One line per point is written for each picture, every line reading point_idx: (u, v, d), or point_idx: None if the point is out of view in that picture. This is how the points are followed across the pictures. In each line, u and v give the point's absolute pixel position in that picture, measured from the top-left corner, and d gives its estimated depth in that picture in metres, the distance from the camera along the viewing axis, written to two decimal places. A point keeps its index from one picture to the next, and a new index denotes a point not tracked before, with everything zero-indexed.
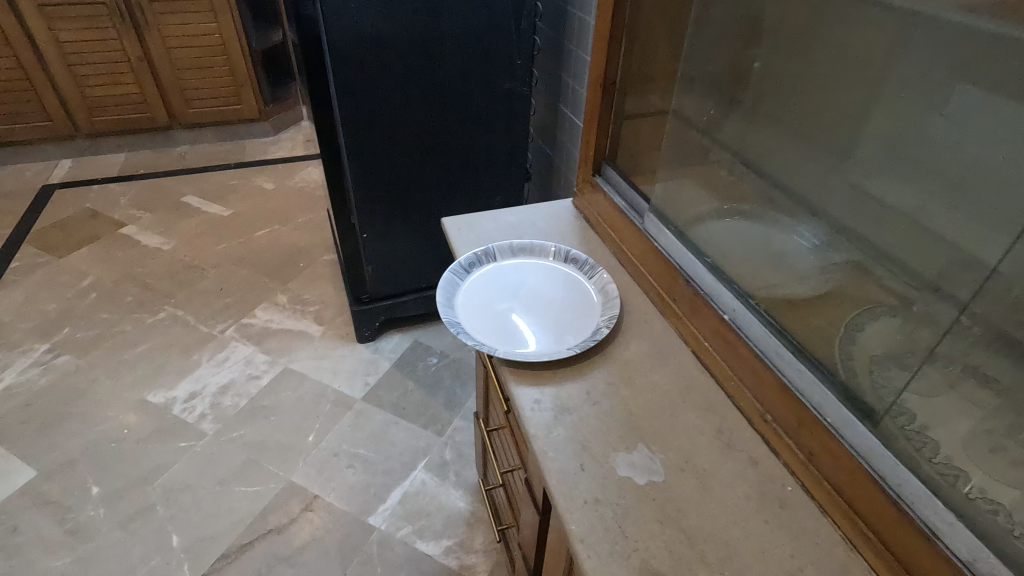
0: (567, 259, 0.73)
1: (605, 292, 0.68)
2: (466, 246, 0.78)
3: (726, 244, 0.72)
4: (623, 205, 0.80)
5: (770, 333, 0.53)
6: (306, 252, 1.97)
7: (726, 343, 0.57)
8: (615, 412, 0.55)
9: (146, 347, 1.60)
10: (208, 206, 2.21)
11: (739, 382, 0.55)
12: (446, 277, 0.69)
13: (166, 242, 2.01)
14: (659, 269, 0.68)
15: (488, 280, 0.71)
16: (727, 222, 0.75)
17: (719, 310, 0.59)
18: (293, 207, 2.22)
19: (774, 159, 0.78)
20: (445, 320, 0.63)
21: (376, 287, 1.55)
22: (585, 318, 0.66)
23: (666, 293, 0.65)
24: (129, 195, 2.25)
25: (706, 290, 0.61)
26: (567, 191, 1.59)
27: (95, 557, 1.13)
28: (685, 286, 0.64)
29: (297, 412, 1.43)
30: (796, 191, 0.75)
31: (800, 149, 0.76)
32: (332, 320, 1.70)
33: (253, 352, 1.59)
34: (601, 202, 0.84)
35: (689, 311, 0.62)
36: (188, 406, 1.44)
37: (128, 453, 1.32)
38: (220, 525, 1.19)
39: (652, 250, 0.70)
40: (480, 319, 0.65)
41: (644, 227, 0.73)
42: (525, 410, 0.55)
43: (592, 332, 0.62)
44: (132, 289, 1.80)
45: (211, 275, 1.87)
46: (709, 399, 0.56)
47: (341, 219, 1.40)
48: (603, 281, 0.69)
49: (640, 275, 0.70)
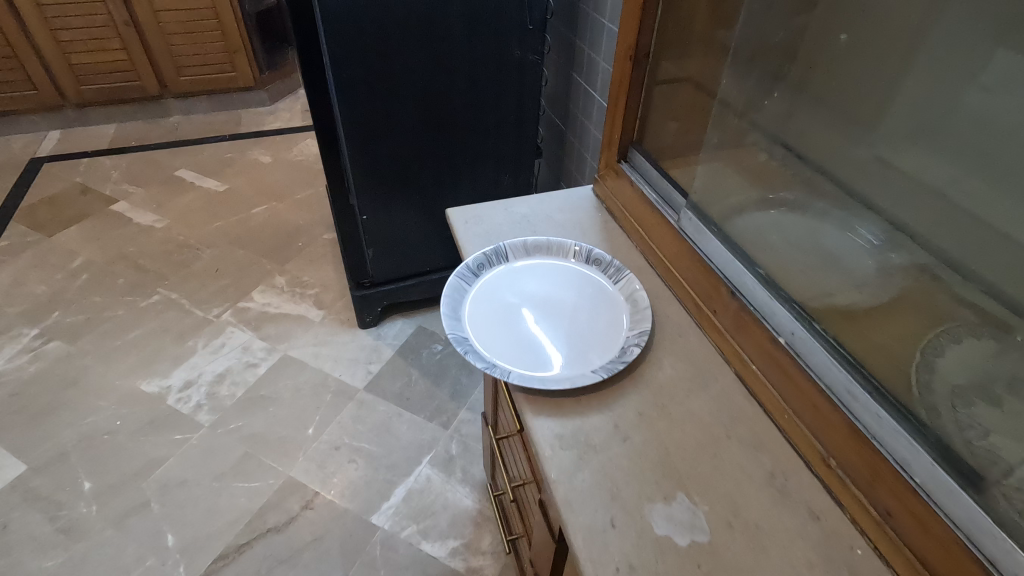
0: (590, 260, 0.64)
1: (633, 301, 0.59)
2: (474, 242, 0.69)
3: (774, 244, 0.63)
4: (653, 196, 0.71)
5: (837, 364, 0.45)
6: (305, 231, 1.88)
7: (781, 371, 0.49)
8: (648, 450, 0.47)
9: (139, 332, 1.53)
10: (203, 181, 2.12)
11: (795, 417, 0.47)
12: (452, 282, 0.60)
13: (159, 219, 1.92)
14: (697, 275, 0.60)
15: (499, 285, 0.62)
16: (775, 217, 0.67)
17: (772, 331, 0.51)
18: (291, 182, 2.12)
19: (815, 142, 0.67)
20: (450, 335, 0.55)
21: (378, 271, 1.46)
22: (609, 335, 0.57)
23: (705, 304, 0.58)
24: (120, 169, 2.16)
25: (756, 305, 0.53)
26: (580, 169, 1.49)
27: (88, 557, 1.08)
28: (730, 298, 0.55)
29: (297, 403, 1.37)
30: (845, 179, 0.66)
31: (840, 129, 0.65)
32: (332, 304, 1.63)
33: (250, 338, 1.52)
34: (626, 190, 0.74)
35: (733, 327, 0.54)
36: (183, 395, 1.38)
37: (121, 446, 1.27)
38: (217, 524, 1.14)
39: (689, 252, 0.62)
40: (492, 333, 0.57)
41: (678, 223, 0.65)
42: (543, 447, 0.47)
43: (621, 352, 0.54)
44: (124, 270, 1.72)
45: (206, 255, 1.79)
46: (758, 434, 0.48)
47: (338, 199, 1.31)
48: (631, 288, 0.60)
49: (674, 279, 0.62)
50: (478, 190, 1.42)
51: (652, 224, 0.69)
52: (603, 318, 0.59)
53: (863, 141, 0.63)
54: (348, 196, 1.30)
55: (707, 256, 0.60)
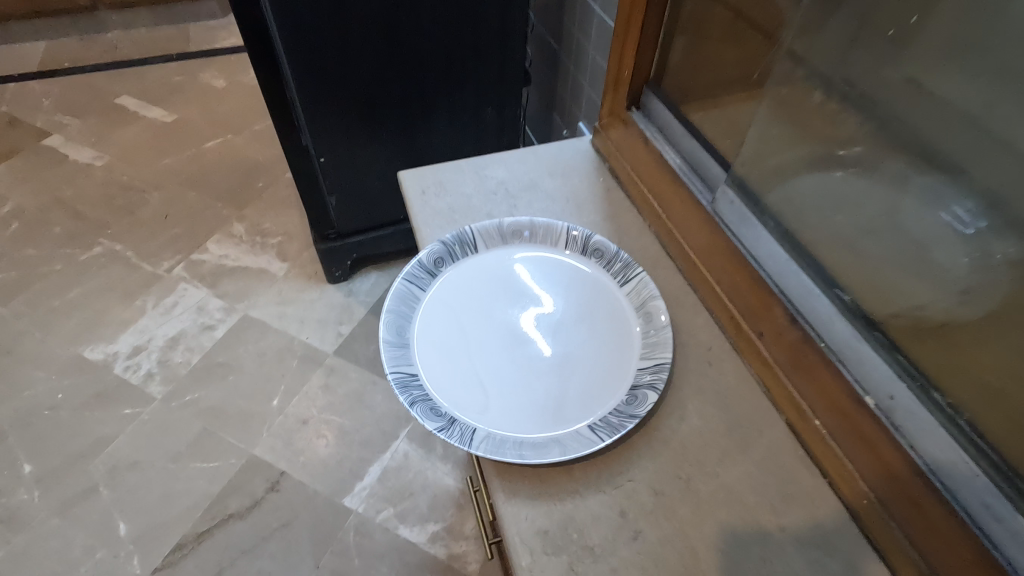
0: (586, 251, 0.57)
1: (646, 314, 0.53)
2: (432, 224, 0.60)
3: (848, 226, 0.50)
4: (681, 164, 0.60)
5: (939, 437, 0.40)
6: (266, 169, 1.67)
7: (854, 432, 0.44)
8: (642, 549, 0.43)
9: (80, 291, 1.37)
10: (148, 110, 1.87)
11: (870, 491, 0.43)
12: (401, 289, 0.53)
13: (99, 156, 1.70)
14: (745, 292, 0.53)
15: (455, 293, 0.55)
16: (841, 177, 0.52)
17: (849, 379, 0.45)
18: (249, 111, 1.87)
19: (877, 75, 0.49)
20: (390, 364, 0.48)
21: (345, 221, 1.28)
22: (596, 354, 0.52)
23: (750, 329, 0.52)
24: (53, 97, 1.90)
25: (828, 343, 0.47)
26: (576, 98, 1.28)
27: (32, 550, 0.99)
28: (787, 323, 0.49)
29: (260, 371, 1.24)
30: (913, 126, 0.48)
31: (899, 56, 0.48)
32: (298, 255, 1.46)
33: (206, 296, 1.37)
34: (642, 153, 0.64)
35: (792, 365, 0.48)
36: (132, 363, 1.25)
37: (63, 424, 1.15)
38: (173, 510, 1.05)
39: (733, 259, 0.54)
40: (447, 362, 0.50)
41: (718, 215, 0.56)
42: (513, 544, 0.43)
43: (633, 393, 0.48)
44: (61, 217, 1.53)
45: (154, 198, 1.59)
46: (814, 510, 0.45)
47: (288, 141, 1.10)
48: (643, 295, 0.54)
49: (710, 291, 0.55)
50: (457, 124, 1.21)
51: (668, 192, 0.61)
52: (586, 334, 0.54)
53: (893, 58, 0.48)
54: (297, 133, 1.09)
55: (754, 256, 0.53)
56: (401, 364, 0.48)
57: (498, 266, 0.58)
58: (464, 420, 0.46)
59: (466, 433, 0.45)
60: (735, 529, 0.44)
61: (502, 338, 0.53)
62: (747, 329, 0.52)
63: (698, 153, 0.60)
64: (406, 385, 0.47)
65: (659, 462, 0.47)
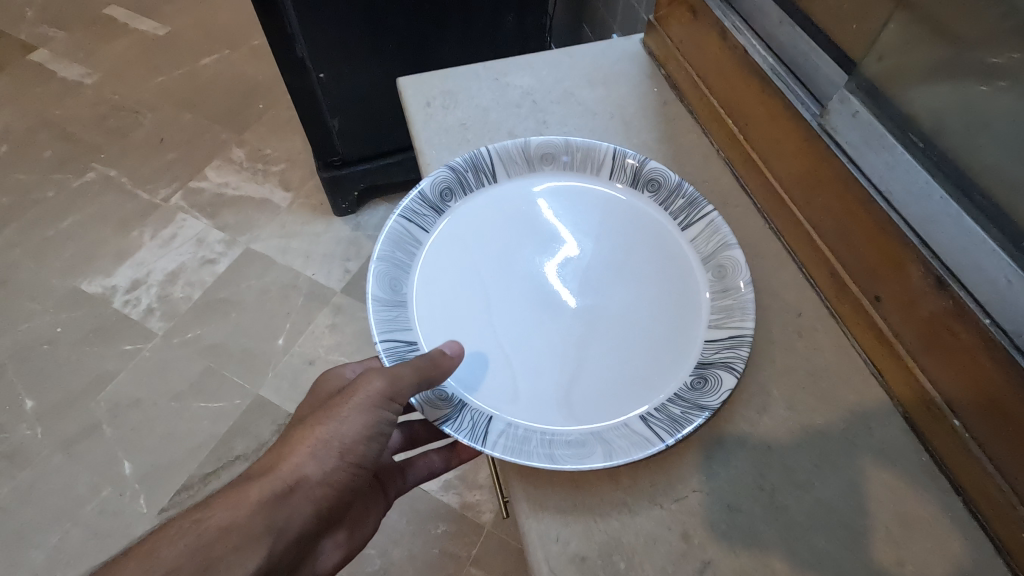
0: (639, 182, 0.51)
1: (720, 269, 0.47)
2: (443, 147, 0.56)
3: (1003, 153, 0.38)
4: (773, 75, 0.50)
5: None
6: (266, 89, 1.54)
7: (993, 416, 0.38)
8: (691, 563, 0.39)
9: (75, 220, 1.30)
10: (138, 21, 1.71)
11: (1000, 483, 0.38)
12: (396, 226, 0.48)
13: (88, 73, 1.58)
14: (862, 243, 0.45)
15: (461, 237, 0.49)
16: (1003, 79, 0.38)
17: (999, 357, 0.37)
18: (246, 23, 1.71)
19: None
20: (375, 320, 0.44)
21: (349, 146, 1.17)
22: (628, 309, 0.47)
23: (864, 287, 0.46)
24: (36, 6, 1.75)
25: (976, 310, 0.37)
26: (611, 4, 1.11)
27: (38, 487, 0.98)
28: (918, 279, 0.41)
29: (263, 308, 1.17)
30: None
31: None
32: (302, 185, 1.36)
33: (206, 228, 1.29)
34: (730, 71, 0.55)
35: (917, 333, 0.42)
36: (131, 298, 1.19)
37: (62, 359, 1.11)
38: (178, 450, 1.01)
39: (844, 204, 0.46)
40: (451, 323, 0.45)
41: (831, 144, 0.46)
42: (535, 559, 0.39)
43: (705, 378, 0.42)
44: (51, 141, 1.44)
45: (147, 120, 1.48)
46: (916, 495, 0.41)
47: (281, 54, 0.96)
48: (721, 240, 0.47)
49: (813, 241, 0.49)
50: (473, 34, 1.06)
51: (763, 118, 0.52)
52: (617, 285, 0.48)
53: None
54: (291, 46, 0.95)
55: (876, 192, 0.43)
56: (393, 331, 0.44)
57: (513, 201, 0.51)
58: (473, 405, 0.41)
59: (477, 428, 0.39)
60: (811, 532, 0.40)
61: (517, 288, 0.48)
62: (858, 288, 0.46)
63: (800, 64, 0.49)
64: (401, 359, 0.43)
65: (734, 473, 0.42)
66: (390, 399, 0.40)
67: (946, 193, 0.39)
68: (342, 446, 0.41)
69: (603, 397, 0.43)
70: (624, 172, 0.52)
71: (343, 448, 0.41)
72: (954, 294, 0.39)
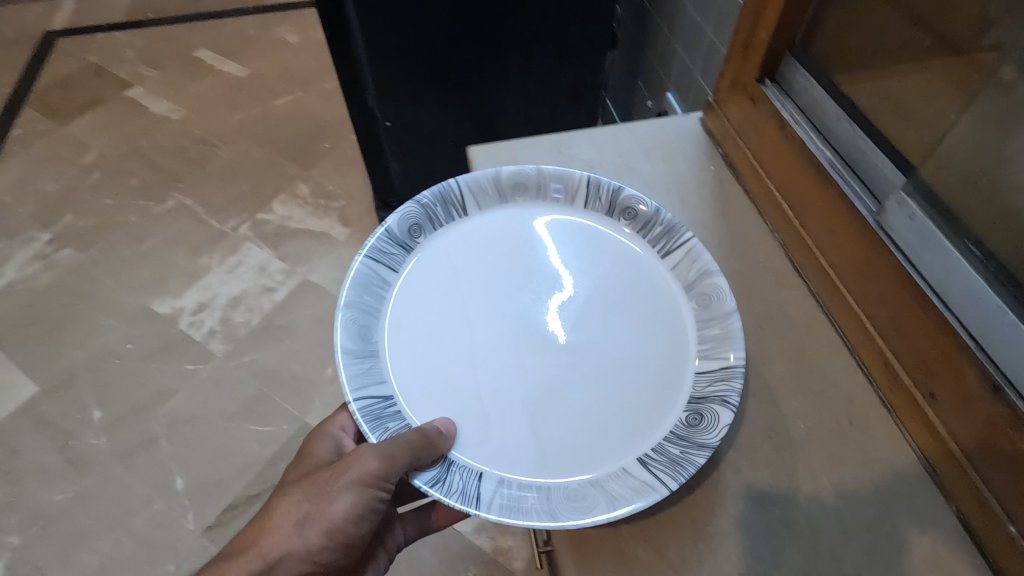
0: (614, 209, 0.55)
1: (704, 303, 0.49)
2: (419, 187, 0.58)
3: None
4: (831, 170, 0.53)
5: None
6: (333, 129, 1.64)
7: None
8: None
9: (152, 243, 1.40)
10: (223, 63, 1.86)
11: None
12: (361, 267, 0.49)
13: (175, 108, 1.72)
14: (913, 338, 0.45)
15: (436, 275, 0.52)
16: None
17: None
18: (319, 67, 1.83)
19: None
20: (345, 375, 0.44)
21: (407, 187, 1.23)
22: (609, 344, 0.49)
23: (913, 384, 0.45)
24: (136, 47, 1.93)
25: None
26: (666, 63, 1.15)
27: (96, 494, 1.04)
28: (971, 379, 0.41)
29: (315, 337, 1.22)
30: None
31: None
32: (360, 220, 1.43)
33: (269, 257, 1.36)
34: (784, 160, 0.57)
35: (970, 436, 0.41)
36: (196, 319, 1.26)
37: (129, 373, 1.18)
38: (226, 469, 1.06)
39: (897, 298, 0.46)
40: (424, 368, 0.47)
41: (887, 239, 0.48)
42: None
43: (700, 422, 0.44)
44: (138, 169, 1.56)
45: (224, 154, 1.59)
46: None
47: (353, 103, 1.04)
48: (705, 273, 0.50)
49: (863, 331, 0.49)
50: (531, 87, 1.11)
51: (823, 212, 0.53)
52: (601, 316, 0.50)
53: None
54: (362, 92, 1.02)
55: (933, 286, 0.44)
56: (366, 388, 0.44)
57: (482, 227, 0.54)
58: (460, 463, 0.43)
59: (467, 492, 0.40)
60: None
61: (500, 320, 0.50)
62: (912, 381, 0.45)
63: (859, 161, 0.52)
64: (377, 416, 0.44)
65: (783, 565, 0.41)
66: (379, 482, 0.43)
67: (1003, 301, 0.40)
68: (334, 524, 0.45)
69: (575, 448, 0.44)
70: (599, 196, 0.55)
71: (333, 528, 0.45)
72: (1010, 399, 0.39)
